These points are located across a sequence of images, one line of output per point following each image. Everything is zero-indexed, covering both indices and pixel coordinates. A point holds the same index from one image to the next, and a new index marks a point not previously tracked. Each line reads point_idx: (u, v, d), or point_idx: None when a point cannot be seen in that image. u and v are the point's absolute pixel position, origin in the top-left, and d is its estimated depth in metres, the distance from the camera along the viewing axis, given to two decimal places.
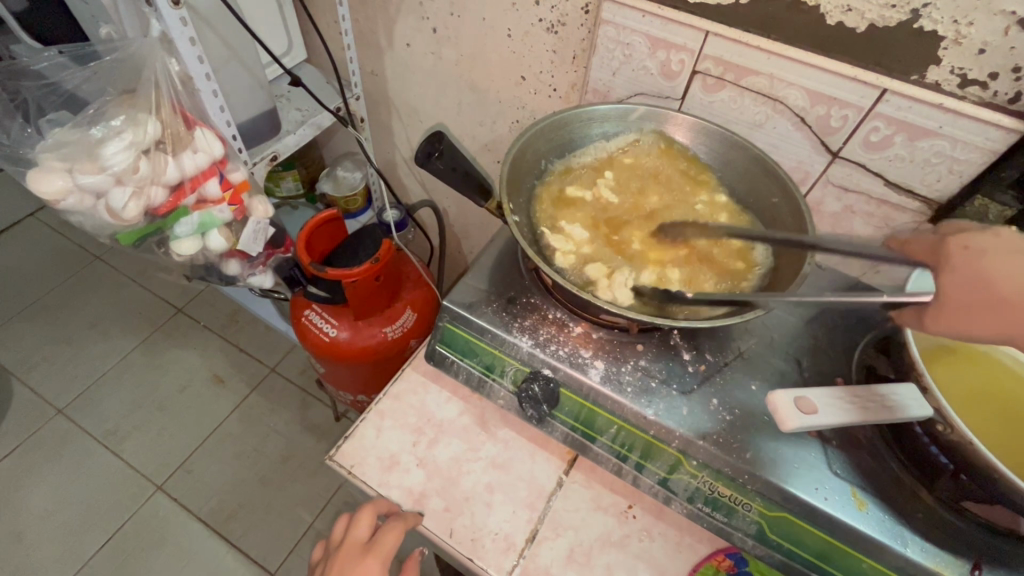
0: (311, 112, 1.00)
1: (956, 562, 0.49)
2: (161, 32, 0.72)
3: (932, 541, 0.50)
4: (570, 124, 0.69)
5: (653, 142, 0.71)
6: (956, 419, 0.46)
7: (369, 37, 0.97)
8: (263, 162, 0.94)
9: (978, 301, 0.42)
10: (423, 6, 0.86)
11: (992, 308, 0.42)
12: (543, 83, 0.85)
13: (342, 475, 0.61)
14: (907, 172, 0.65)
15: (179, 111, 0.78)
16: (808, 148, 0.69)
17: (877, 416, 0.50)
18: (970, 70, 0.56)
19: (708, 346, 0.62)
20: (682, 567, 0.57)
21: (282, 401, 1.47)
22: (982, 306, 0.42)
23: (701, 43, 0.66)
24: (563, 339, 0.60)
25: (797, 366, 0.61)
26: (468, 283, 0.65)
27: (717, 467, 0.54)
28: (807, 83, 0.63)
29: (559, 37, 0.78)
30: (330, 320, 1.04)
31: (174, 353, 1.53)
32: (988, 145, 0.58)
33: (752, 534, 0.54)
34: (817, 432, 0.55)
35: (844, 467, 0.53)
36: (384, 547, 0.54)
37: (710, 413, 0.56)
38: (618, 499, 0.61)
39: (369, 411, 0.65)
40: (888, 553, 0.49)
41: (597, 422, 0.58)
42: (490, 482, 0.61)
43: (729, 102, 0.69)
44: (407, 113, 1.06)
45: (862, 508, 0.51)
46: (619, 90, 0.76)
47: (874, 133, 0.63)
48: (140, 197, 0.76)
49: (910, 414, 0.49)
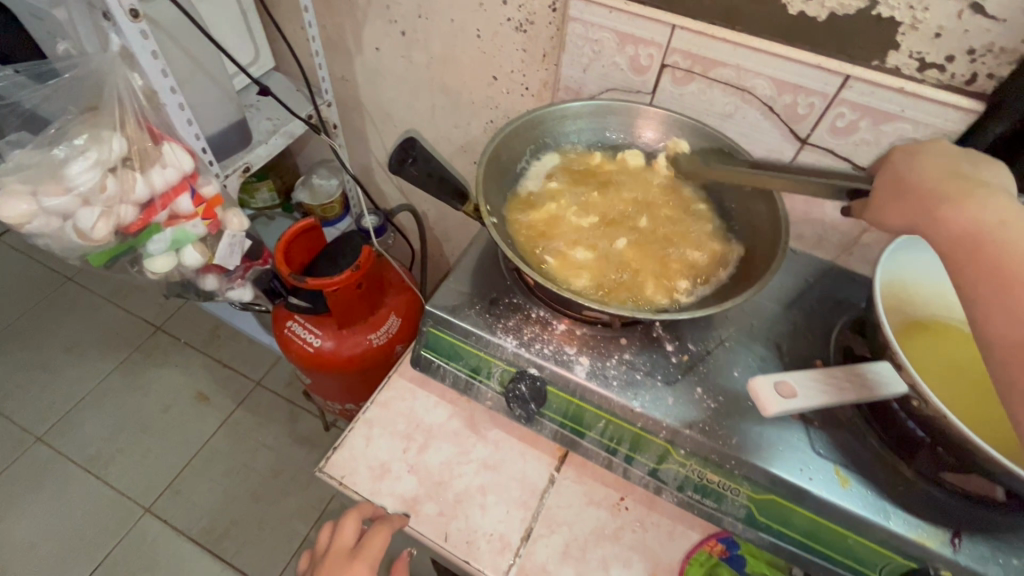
0: (283, 122, 0.98)
1: (938, 533, 0.50)
2: (122, 46, 0.70)
3: (914, 514, 0.51)
4: (544, 122, 0.69)
5: (626, 136, 0.71)
6: (930, 394, 0.48)
7: (338, 43, 0.96)
8: (236, 174, 0.92)
9: (901, 191, 0.46)
10: (390, 9, 0.86)
11: (925, 181, 0.45)
12: (514, 82, 0.85)
13: (333, 486, 0.61)
14: (874, 156, 0.66)
15: (146, 127, 0.77)
16: (778, 136, 0.70)
17: (860, 394, 0.52)
18: (928, 54, 0.57)
19: (690, 336, 0.63)
20: (676, 555, 0.58)
21: (269, 414, 1.45)
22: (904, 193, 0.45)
23: (669, 37, 0.67)
24: (547, 338, 0.60)
25: (777, 351, 0.62)
26: (450, 286, 0.65)
27: (705, 455, 0.55)
28: (773, 72, 0.64)
29: (528, 36, 0.78)
30: (313, 330, 1.03)
31: (155, 372, 1.50)
32: (949, 126, 0.60)
33: (741, 518, 0.55)
34: (800, 414, 0.57)
35: (827, 447, 0.55)
36: (371, 549, 0.56)
37: (696, 401, 0.57)
38: (610, 493, 0.61)
39: (358, 421, 0.65)
40: (873, 529, 0.51)
41: (585, 418, 0.59)
42: (482, 484, 0.61)
43: (698, 94, 0.70)
44: (380, 118, 1.05)
45: (845, 485, 0.52)
46: (591, 87, 0.77)
47: (840, 119, 0.65)
48: (109, 217, 0.74)
49: (892, 392, 0.51)
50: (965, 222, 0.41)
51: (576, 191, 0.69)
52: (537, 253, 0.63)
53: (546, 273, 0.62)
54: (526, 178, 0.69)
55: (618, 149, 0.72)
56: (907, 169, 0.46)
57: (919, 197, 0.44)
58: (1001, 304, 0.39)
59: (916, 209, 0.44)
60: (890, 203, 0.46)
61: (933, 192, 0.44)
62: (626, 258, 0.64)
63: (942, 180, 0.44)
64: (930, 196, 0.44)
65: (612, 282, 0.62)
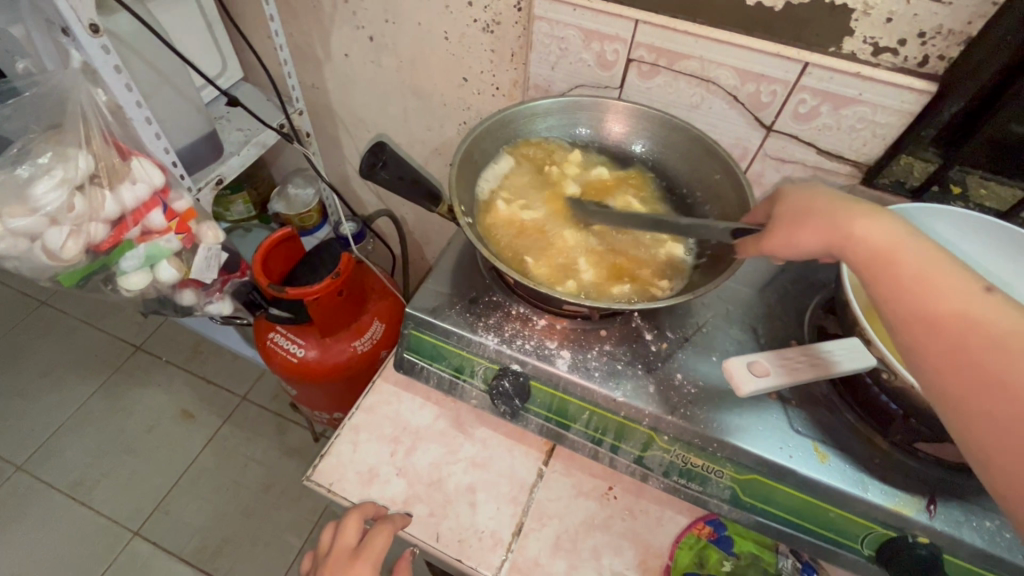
0: (254, 132, 0.98)
1: (914, 500, 0.52)
2: (83, 62, 0.69)
3: (891, 483, 0.53)
4: (514, 121, 0.70)
5: (596, 131, 0.72)
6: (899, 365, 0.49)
7: (306, 51, 0.96)
8: (208, 187, 0.91)
9: (801, 214, 0.48)
10: (357, 15, 0.86)
11: (822, 204, 0.47)
12: (485, 83, 0.86)
13: (322, 494, 0.61)
14: (836, 140, 0.68)
15: (112, 143, 0.76)
16: (744, 125, 0.71)
17: (811, 373, 0.53)
18: (881, 38, 0.59)
19: (668, 324, 0.64)
20: (665, 540, 0.59)
21: (257, 429, 1.43)
22: (805, 216, 0.48)
23: (632, 32, 0.68)
24: (528, 333, 0.61)
25: (753, 334, 0.63)
26: (429, 288, 0.65)
27: (688, 439, 0.56)
28: (735, 62, 0.66)
29: (495, 36, 0.79)
30: (296, 340, 1.02)
31: (137, 393, 1.47)
32: (905, 108, 0.62)
33: (726, 499, 0.56)
34: (777, 394, 0.58)
35: (805, 425, 0.56)
36: (374, 550, 0.54)
37: (676, 388, 0.58)
38: (598, 483, 0.62)
39: (343, 427, 0.65)
40: (853, 501, 0.52)
41: (569, 411, 0.59)
42: (472, 482, 0.61)
43: (664, 87, 0.72)
44: (353, 124, 1.05)
45: (824, 460, 0.54)
46: (560, 84, 0.78)
47: (802, 106, 0.66)
48: (78, 236, 0.73)
49: (842, 369, 0.52)
50: (874, 243, 0.43)
51: (549, 189, 0.70)
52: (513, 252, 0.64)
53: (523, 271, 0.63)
54: (499, 178, 0.70)
55: (589, 144, 0.73)
56: (805, 201, 0.49)
57: (826, 225, 0.46)
58: (919, 317, 0.40)
59: (828, 234, 0.46)
60: (792, 226, 0.48)
61: (838, 219, 0.46)
62: (600, 253, 0.65)
63: (840, 206, 0.46)
64: (836, 220, 0.46)
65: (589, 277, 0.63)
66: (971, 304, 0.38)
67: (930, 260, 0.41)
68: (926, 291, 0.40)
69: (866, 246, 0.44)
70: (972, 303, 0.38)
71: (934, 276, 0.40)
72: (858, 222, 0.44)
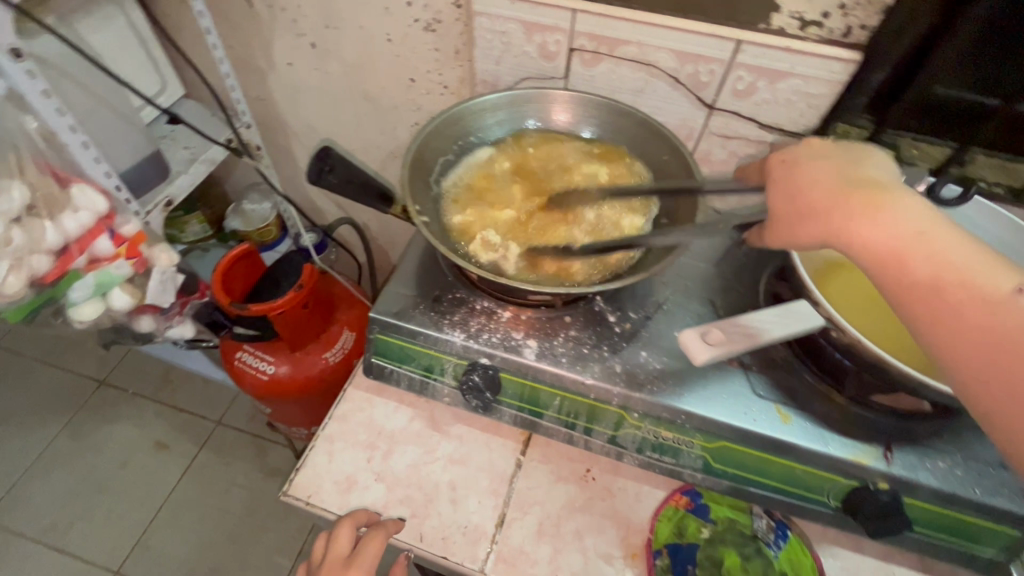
0: (200, 149, 0.95)
1: (872, 450, 0.54)
2: (8, 90, 0.67)
3: (850, 436, 0.55)
4: (464, 119, 0.70)
5: (547, 123, 0.73)
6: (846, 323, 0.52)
7: (248, 63, 0.94)
8: (157, 209, 0.89)
9: (800, 206, 0.45)
10: (296, 22, 0.84)
11: (824, 191, 0.44)
12: (433, 82, 0.85)
13: (300, 507, 0.60)
14: (775, 113, 0.70)
15: (48, 170, 0.74)
16: (688, 105, 0.73)
17: (745, 343, 0.54)
18: (807, 13, 0.62)
19: (631, 304, 0.65)
20: (645, 515, 0.60)
21: (235, 452, 1.40)
22: (803, 208, 0.45)
23: (572, 21, 0.69)
24: (494, 327, 0.61)
25: (712, 306, 0.65)
26: (392, 291, 0.65)
27: (657, 414, 0.57)
28: (672, 45, 0.67)
29: (438, 35, 0.79)
30: (265, 358, 1.00)
31: (106, 429, 1.42)
32: (835, 78, 0.65)
33: (699, 468, 0.59)
34: (738, 362, 0.60)
35: (767, 389, 0.58)
36: (366, 558, 0.52)
37: (642, 365, 0.59)
38: (576, 467, 0.63)
39: (317, 438, 0.64)
40: (816, 456, 0.54)
41: (541, 398, 0.61)
42: (452, 480, 0.61)
43: (608, 74, 0.73)
44: (304, 133, 1.03)
45: (787, 421, 0.56)
46: (507, 78, 0.78)
47: (740, 82, 0.69)
48: (20, 270, 0.70)
49: (774, 336, 0.53)
50: (884, 246, 0.41)
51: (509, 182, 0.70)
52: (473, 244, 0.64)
53: (483, 263, 0.63)
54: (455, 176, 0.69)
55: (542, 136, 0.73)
56: (804, 192, 0.45)
57: (831, 220, 0.43)
58: (939, 329, 0.39)
59: (827, 229, 0.43)
60: (792, 222, 0.46)
61: (844, 211, 0.42)
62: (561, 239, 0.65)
63: (849, 197, 0.43)
64: (840, 213, 0.42)
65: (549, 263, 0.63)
66: (994, 309, 0.37)
67: (941, 256, 0.39)
68: (937, 294, 0.39)
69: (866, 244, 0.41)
70: (997, 303, 0.37)
71: (965, 273, 0.38)
72: (864, 214, 0.41)
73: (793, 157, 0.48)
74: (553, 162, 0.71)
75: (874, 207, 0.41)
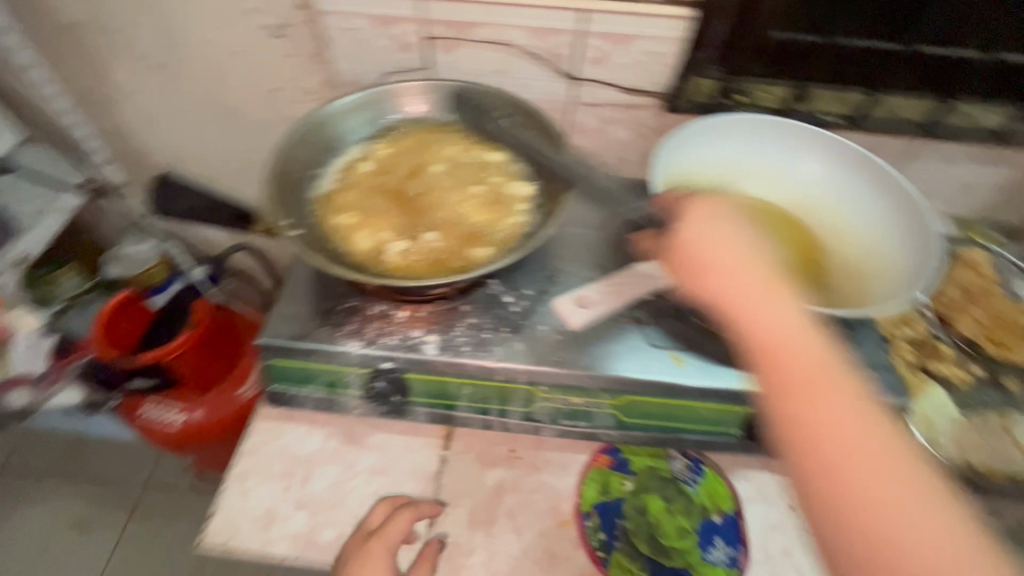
0: (52, 197, 0.89)
1: None
2: None
3: None
4: (322, 127, 0.68)
5: (404, 115, 0.72)
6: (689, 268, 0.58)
7: (90, 96, 0.86)
8: (12, 269, 0.83)
9: (696, 270, 0.48)
10: (133, 46, 0.78)
11: (727, 269, 0.46)
12: (295, 88, 0.82)
13: (219, 555, 0.57)
14: (634, 76, 0.73)
15: None
16: (553, 80, 0.75)
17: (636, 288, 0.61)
18: None
19: (526, 282, 0.66)
20: (573, 483, 0.62)
21: (170, 513, 1.31)
22: (699, 273, 0.48)
23: (421, 10, 0.68)
24: (392, 329, 0.60)
25: (604, 269, 0.67)
26: (282, 312, 0.62)
27: (563, 383, 0.59)
28: (523, 22, 0.68)
29: (289, 40, 0.75)
30: (174, 407, 0.94)
31: (15, 519, 1.28)
32: (678, 34, 0.68)
33: (613, 426, 0.62)
34: (632, 317, 0.63)
35: (661, 337, 0.61)
36: (392, 536, 0.55)
37: (543, 339, 0.61)
38: (500, 450, 0.64)
39: (227, 479, 0.61)
40: (711, 392, 0.57)
41: (451, 391, 0.61)
42: (376, 490, 0.60)
43: (469, 58, 0.73)
44: (173, 163, 0.96)
45: (681, 364, 0.59)
46: (370, 75, 0.76)
47: (594, 50, 0.71)
48: None
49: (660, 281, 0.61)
50: (764, 332, 0.44)
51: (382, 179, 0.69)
52: (354, 251, 0.63)
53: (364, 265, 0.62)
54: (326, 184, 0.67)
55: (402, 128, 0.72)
56: (717, 251, 0.47)
57: (729, 288, 0.46)
58: (801, 441, 0.40)
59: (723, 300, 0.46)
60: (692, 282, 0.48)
61: (743, 284, 0.46)
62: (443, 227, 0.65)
63: (769, 300, 0.45)
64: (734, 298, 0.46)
65: (439, 257, 0.63)
66: (867, 441, 0.38)
67: (817, 364, 0.42)
68: (817, 413, 0.40)
69: (773, 352, 0.43)
70: (870, 434, 0.39)
71: (840, 395, 0.40)
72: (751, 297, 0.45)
73: (699, 216, 0.50)
74: (422, 157, 0.70)
75: (768, 298, 0.45)
